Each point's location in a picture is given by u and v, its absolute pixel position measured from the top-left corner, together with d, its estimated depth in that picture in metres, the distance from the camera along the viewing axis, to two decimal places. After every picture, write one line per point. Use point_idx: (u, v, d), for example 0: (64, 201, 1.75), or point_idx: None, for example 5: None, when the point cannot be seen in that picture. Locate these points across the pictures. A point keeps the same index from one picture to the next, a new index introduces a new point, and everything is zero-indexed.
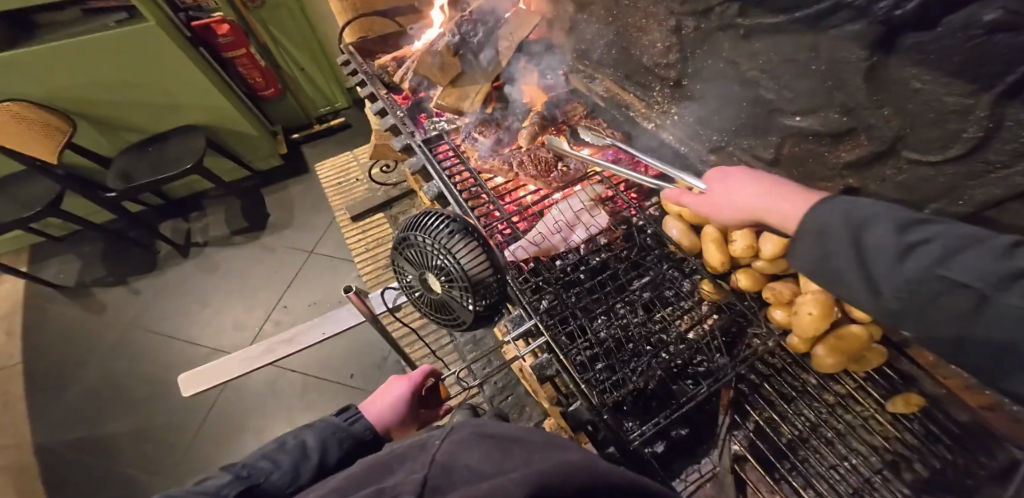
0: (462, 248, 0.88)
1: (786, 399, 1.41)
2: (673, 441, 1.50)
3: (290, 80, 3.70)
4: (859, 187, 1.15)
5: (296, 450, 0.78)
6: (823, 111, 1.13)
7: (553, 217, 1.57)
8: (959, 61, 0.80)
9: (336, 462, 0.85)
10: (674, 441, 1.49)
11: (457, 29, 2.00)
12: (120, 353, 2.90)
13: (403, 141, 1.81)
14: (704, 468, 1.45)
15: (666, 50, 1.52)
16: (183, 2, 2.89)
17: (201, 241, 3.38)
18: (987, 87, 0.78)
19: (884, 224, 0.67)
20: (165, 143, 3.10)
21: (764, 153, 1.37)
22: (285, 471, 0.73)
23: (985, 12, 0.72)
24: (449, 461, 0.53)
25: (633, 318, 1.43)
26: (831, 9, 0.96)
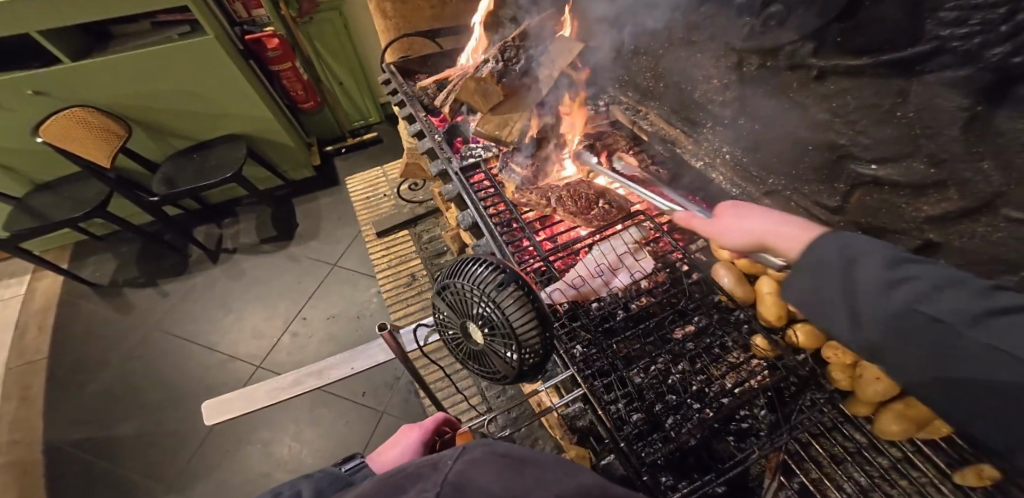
0: (509, 301, 0.87)
1: (835, 461, 1.22)
2: None
3: (329, 94, 3.77)
4: (941, 243, 1.02)
5: None
6: (906, 160, 1.02)
7: (595, 259, 1.50)
8: None
9: None
10: None
11: (500, 56, 1.98)
12: (142, 354, 2.91)
13: (437, 167, 1.78)
14: None
15: (724, 87, 1.50)
16: (240, 16, 3.01)
17: (229, 247, 3.42)
18: None
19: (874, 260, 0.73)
20: (208, 151, 3.18)
21: (829, 200, 1.28)
22: None
23: None
24: (462, 482, 0.55)
25: (675, 370, 1.32)
26: (931, 52, 0.88)
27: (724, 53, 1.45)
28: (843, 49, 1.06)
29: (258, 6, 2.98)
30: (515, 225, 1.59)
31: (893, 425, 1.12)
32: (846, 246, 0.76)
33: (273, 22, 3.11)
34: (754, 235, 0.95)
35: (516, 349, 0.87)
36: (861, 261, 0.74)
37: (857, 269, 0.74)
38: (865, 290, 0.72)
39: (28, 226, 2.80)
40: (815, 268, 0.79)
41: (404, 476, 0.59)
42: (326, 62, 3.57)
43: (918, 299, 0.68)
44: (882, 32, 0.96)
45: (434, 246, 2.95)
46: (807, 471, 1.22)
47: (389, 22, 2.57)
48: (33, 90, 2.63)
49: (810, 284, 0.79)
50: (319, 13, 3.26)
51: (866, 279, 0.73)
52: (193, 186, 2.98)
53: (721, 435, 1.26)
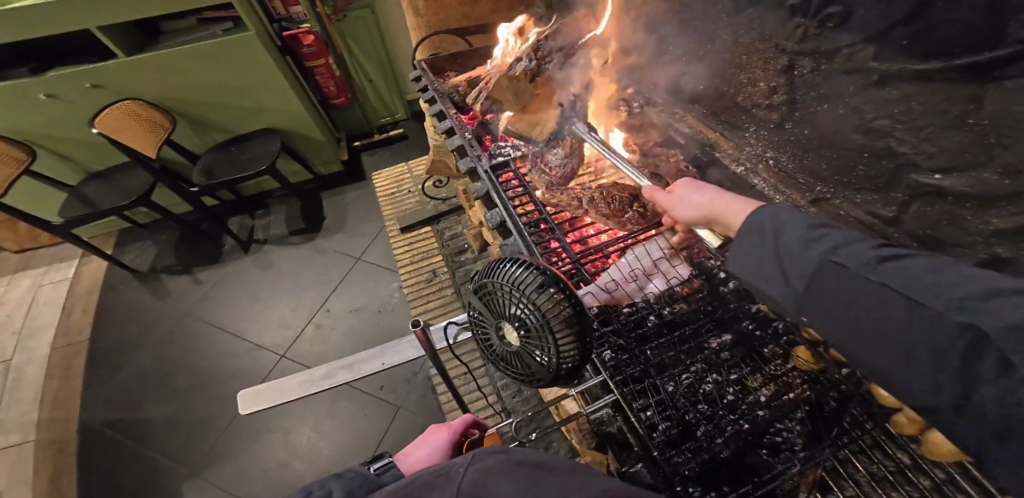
0: (549, 305, 0.84)
1: (877, 480, 1.17)
2: None
3: (360, 91, 3.80)
4: (1012, 259, 0.91)
5: None
6: (974, 171, 0.94)
7: (628, 264, 1.45)
8: None
9: None
10: None
11: (534, 54, 1.93)
12: (178, 340, 3.00)
13: (466, 164, 1.75)
14: None
15: (772, 91, 1.42)
16: (279, 13, 3.07)
17: (261, 238, 3.49)
18: None
19: (796, 225, 0.71)
20: (245, 144, 3.26)
21: (884, 211, 1.17)
22: None
23: None
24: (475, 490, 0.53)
25: (711, 378, 1.28)
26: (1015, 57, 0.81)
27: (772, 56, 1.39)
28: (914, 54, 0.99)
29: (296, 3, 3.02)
30: (544, 225, 1.57)
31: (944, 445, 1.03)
32: (776, 214, 0.75)
33: (311, 20, 3.14)
34: (701, 209, 1.01)
35: (554, 353, 0.85)
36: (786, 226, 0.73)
37: (782, 233, 0.72)
38: (795, 255, 0.69)
39: (79, 214, 2.92)
40: (750, 234, 0.77)
41: (418, 486, 0.57)
42: (360, 61, 3.60)
43: (837, 254, 0.64)
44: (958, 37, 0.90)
45: (455, 243, 2.92)
46: (845, 489, 1.20)
47: (422, 20, 2.57)
48: (90, 83, 2.74)
49: (747, 252, 0.76)
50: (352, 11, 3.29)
51: (793, 246, 0.69)
52: (232, 178, 3.06)
53: (754, 448, 1.24)
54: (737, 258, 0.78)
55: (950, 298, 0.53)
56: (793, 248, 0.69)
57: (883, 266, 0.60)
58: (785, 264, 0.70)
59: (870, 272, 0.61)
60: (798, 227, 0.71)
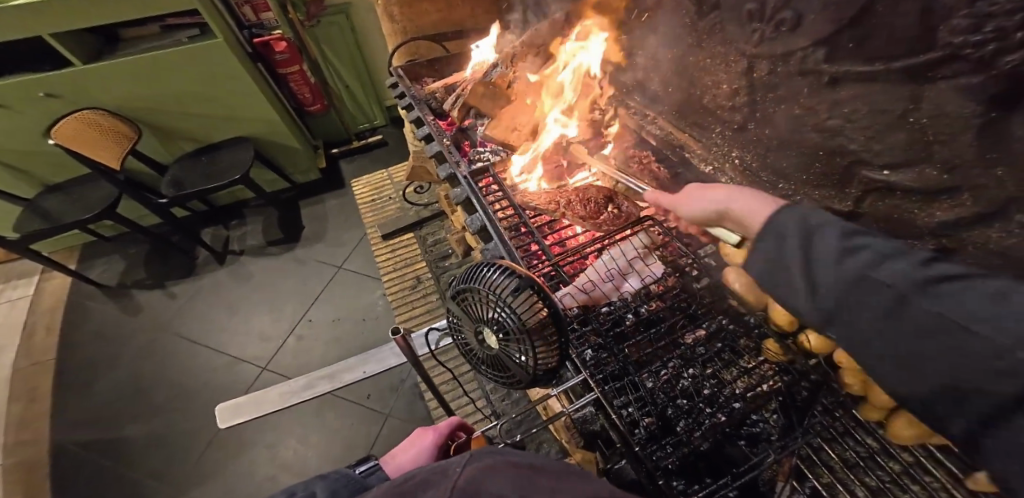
0: (525, 307, 0.87)
1: (849, 467, 1.23)
2: None
3: (335, 97, 3.76)
4: (956, 249, 1.00)
5: None
6: (918, 166, 1.00)
7: (605, 265, 1.48)
8: None
9: None
10: None
11: (510, 61, 2.03)
12: (152, 356, 2.92)
13: (445, 171, 1.77)
14: None
15: (734, 92, 1.48)
16: (248, 19, 3.00)
17: (237, 249, 3.43)
18: None
19: (831, 230, 0.73)
20: (216, 153, 3.20)
21: (840, 206, 1.26)
22: None
23: None
24: (471, 488, 0.55)
25: (688, 372, 1.33)
26: (944, 59, 0.87)
27: (734, 58, 1.43)
28: (857, 55, 1.05)
29: (266, 9, 2.95)
30: (524, 228, 1.62)
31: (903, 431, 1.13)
32: (805, 218, 0.76)
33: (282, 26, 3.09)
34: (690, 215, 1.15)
35: (531, 355, 0.88)
36: (814, 236, 0.74)
37: (815, 240, 0.73)
38: (824, 263, 0.71)
39: (38, 228, 2.82)
40: (769, 240, 0.79)
41: (416, 483, 0.59)
42: (335, 67, 3.57)
43: (877, 270, 0.66)
44: (898, 40, 0.94)
45: (438, 249, 2.93)
46: (820, 476, 1.24)
47: (397, 26, 2.57)
48: (45, 92, 2.65)
49: (766, 256, 0.79)
50: (326, 16, 3.27)
51: (825, 252, 0.71)
52: (203, 188, 2.99)
53: (732, 439, 1.31)
54: (757, 260, 0.80)
55: (969, 303, 0.57)
56: (824, 257, 0.71)
57: (922, 280, 0.62)
58: (818, 274, 0.72)
59: (907, 287, 0.63)
60: (830, 238, 0.72)
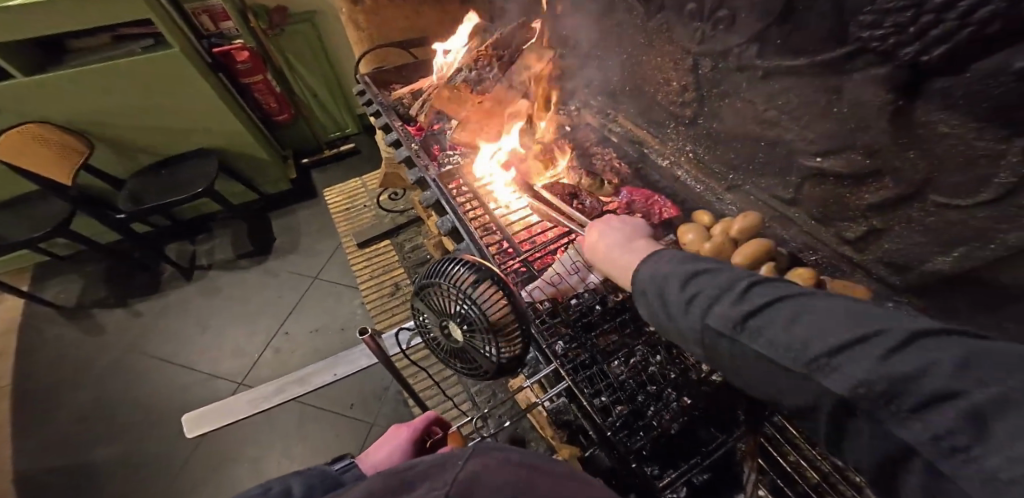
0: (487, 299, 0.91)
1: (812, 442, 1.29)
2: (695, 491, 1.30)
3: (303, 106, 3.72)
4: (886, 229, 1.10)
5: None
6: (845, 152, 1.10)
7: (571, 257, 1.50)
8: (987, 106, 0.79)
9: None
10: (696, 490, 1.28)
11: (473, 65, 2.05)
12: (119, 376, 2.82)
13: (416, 174, 1.80)
14: None
15: (683, 89, 1.56)
16: (206, 28, 2.93)
17: (204, 263, 3.36)
18: (1019, 131, 0.76)
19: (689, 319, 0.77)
20: (175, 166, 3.13)
21: (783, 193, 1.34)
22: None
23: (1014, 59, 0.72)
24: (471, 479, 0.58)
25: (654, 358, 1.39)
26: (856, 52, 0.97)
27: (681, 57, 1.52)
28: (784, 50, 1.14)
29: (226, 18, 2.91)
30: (496, 228, 1.64)
31: None
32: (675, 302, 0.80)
33: (244, 35, 3.04)
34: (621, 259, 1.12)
35: (495, 344, 0.92)
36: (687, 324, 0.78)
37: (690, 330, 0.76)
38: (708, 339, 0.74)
39: None
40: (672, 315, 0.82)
41: (413, 473, 0.61)
42: (302, 77, 3.54)
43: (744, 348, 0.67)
44: (818, 36, 1.04)
45: (417, 255, 2.98)
46: (786, 453, 1.28)
47: (364, 34, 2.57)
48: None
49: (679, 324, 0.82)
50: (289, 25, 3.24)
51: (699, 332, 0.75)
52: (163, 201, 2.91)
53: (702, 422, 1.37)
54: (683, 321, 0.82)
55: (798, 354, 0.58)
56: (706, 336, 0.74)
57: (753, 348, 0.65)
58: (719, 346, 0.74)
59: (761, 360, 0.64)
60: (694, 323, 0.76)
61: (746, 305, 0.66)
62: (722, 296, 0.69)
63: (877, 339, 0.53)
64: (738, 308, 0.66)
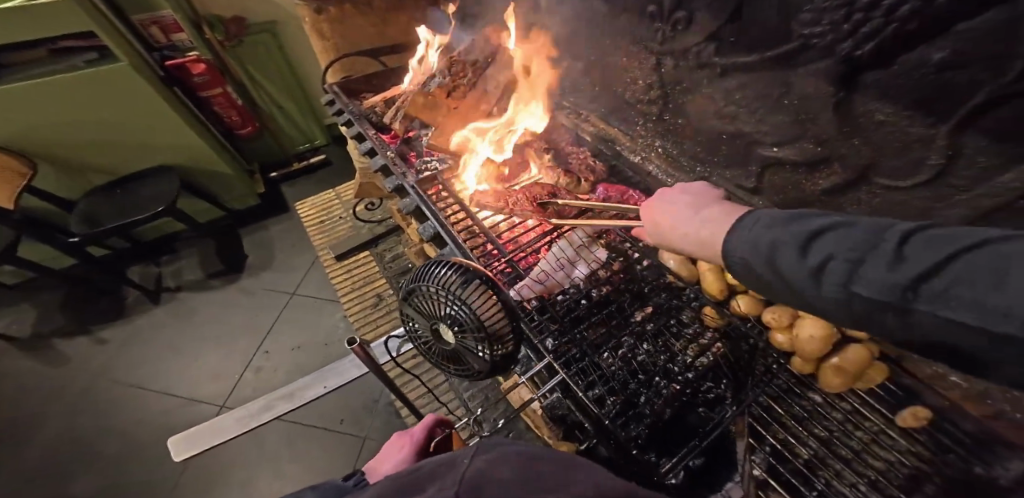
0: (475, 298, 0.93)
1: (798, 420, 1.35)
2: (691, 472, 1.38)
3: (268, 119, 3.62)
4: (839, 212, 1.19)
5: None
6: (799, 142, 1.17)
7: (555, 256, 1.58)
8: (916, 96, 0.88)
9: None
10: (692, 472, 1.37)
11: (446, 71, 2.10)
12: (86, 408, 2.70)
13: (393, 182, 1.76)
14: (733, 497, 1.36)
15: (648, 87, 1.63)
16: (157, 40, 2.79)
17: (172, 285, 3.25)
18: (943, 119, 0.86)
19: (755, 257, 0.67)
20: (131, 186, 2.99)
21: (746, 183, 1.41)
22: None
23: (932, 52, 0.81)
24: (479, 474, 0.60)
25: (641, 347, 1.45)
26: (800, 49, 1.04)
27: (645, 56, 1.58)
28: (737, 47, 1.21)
29: (178, 30, 2.78)
30: (478, 231, 1.66)
31: (835, 380, 1.27)
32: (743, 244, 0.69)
33: (199, 47, 2.92)
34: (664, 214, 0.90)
35: (487, 345, 0.94)
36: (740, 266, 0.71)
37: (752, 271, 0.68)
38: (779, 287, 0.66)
39: None
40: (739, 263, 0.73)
41: (422, 475, 0.64)
42: (266, 90, 3.44)
43: (819, 285, 0.59)
44: (767, 33, 1.11)
45: (398, 264, 2.95)
46: (775, 432, 1.34)
47: (329, 43, 2.53)
48: None
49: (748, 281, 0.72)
50: (249, 37, 3.13)
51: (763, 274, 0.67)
52: (121, 223, 2.79)
53: (692, 406, 1.43)
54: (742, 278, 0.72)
55: (875, 278, 0.54)
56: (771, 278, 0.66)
57: (817, 276, 0.60)
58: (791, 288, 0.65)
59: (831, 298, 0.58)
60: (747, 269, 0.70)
61: (778, 231, 0.64)
62: (751, 233, 0.67)
63: (970, 253, 0.47)
64: (804, 262, 0.61)
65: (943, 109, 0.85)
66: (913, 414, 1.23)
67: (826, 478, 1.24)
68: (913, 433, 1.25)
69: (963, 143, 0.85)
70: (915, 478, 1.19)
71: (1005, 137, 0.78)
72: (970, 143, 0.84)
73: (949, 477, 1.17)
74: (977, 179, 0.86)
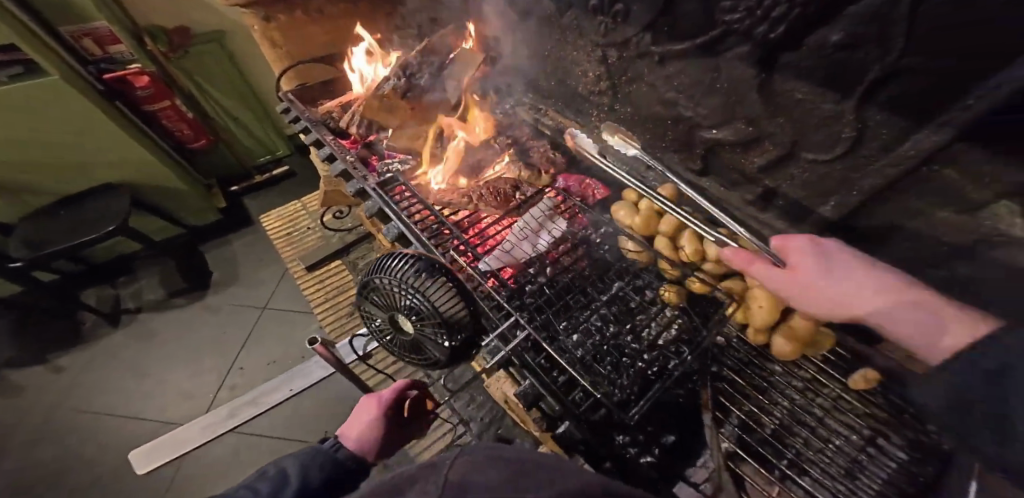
0: (430, 286, 0.97)
1: (761, 391, 1.42)
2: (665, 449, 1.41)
3: (224, 131, 3.52)
4: (775, 187, 1.28)
5: (278, 477, 0.85)
6: (732, 123, 1.25)
7: (521, 229, 1.68)
8: (822, 75, 0.97)
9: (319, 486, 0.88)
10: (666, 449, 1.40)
11: (401, 71, 2.04)
12: (46, 440, 2.57)
13: (354, 186, 1.78)
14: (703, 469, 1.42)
15: (597, 79, 1.69)
16: (92, 53, 2.65)
17: (132, 307, 3.13)
18: (848, 94, 0.95)
19: None
20: (78, 207, 2.85)
21: (693, 165, 1.49)
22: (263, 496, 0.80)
23: (831, 34, 0.90)
24: (462, 482, 0.58)
25: (606, 329, 1.47)
26: (722, 35, 1.12)
27: (591, 49, 1.64)
28: (669, 36, 1.28)
29: (115, 42, 2.65)
30: (444, 230, 1.64)
31: (785, 346, 1.27)
32: None
33: (139, 59, 2.81)
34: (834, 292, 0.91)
35: (445, 331, 0.97)
36: None
37: None
38: None
39: None
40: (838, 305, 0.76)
41: (404, 479, 0.63)
42: (217, 100, 3.31)
43: None
44: (694, 22, 1.18)
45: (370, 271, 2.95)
46: (741, 405, 1.41)
47: (280, 51, 2.48)
48: None
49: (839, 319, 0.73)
50: (194, 47, 2.99)
51: None
52: (69, 245, 2.68)
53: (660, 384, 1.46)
54: None
55: None
56: None
57: None
58: None
59: None
60: None
61: None
62: None
63: None
64: None
65: (848, 85, 0.94)
66: (864, 378, 1.27)
67: (790, 444, 1.33)
68: (868, 395, 1.31)
69: (867, 116, 0.95)
70: (873, 439, 1.27)
71: (904, 110, 0.88)
72: (873, 116, 0.95)
73: (905, 439, 1.25)
74: (882, 150, 0.97)
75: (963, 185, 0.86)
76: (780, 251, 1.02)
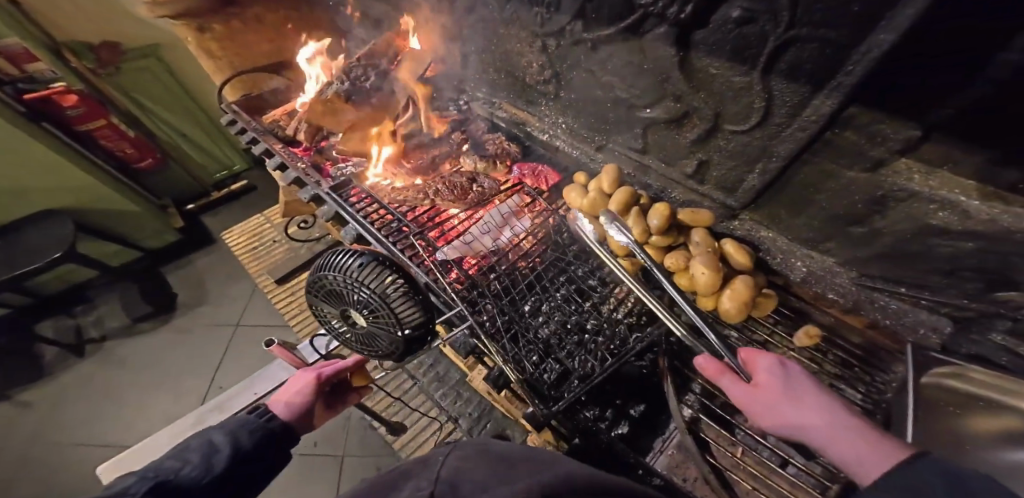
0: (375, 278, 1.05)
1: None
2: (634, 420, 1.48)
3: (170, 147, 3.38)
4: (708, 159, 1.35)
5: (205, 445, 0.78)
6: (663, 102, 1.32)
7: (485, 222, 1.72)
8: (730, 48, 1.05)
9: (252, 448, 0.83)
10: (634, 420, 1.48)
11: (346, 76, 2.10)
12: (11, 481, 2.46)
13: (308, 192, 1.77)
14: (670, 437, 1.45)
15: (540, 68, 1.73)
16: (7, 73, 2.40)
17: (95, 336, 3.01)
18: (754, 65, 1.03)
19: None
20: (20, 234, 2.71)
21: (635, 144, 1.55)
22: (197, 464, 0.75)
23: (731, 10, 0.98)
24: (452, 473, 0.63)
25: (567, 309, 1.53)
26: (641, 19, 1.18)
27: (531, 39, 1.67)
28: (597, 22, 1.33)
29: (32, 58, 2.46)
30: (403, 228, 1.67)
31: (730, 307, 1.32)
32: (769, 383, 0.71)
33: (64, 76, 2.64)
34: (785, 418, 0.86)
35: (396, 320, 1.04)
36: None
37: None
38: None
39: None
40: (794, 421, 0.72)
41: (402, 476, 0.68)
42: (159, 115, 3.19)
43: None
44: (616, 7, 1.24)
45: None
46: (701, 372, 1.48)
47: (221, 62, 2.44)
48: None
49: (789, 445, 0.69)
50: (127, 61, 2.87)
51: None
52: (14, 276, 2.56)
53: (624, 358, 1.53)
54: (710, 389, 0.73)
55: None
56: None
57: None
58: None
59: None
60: None
61: None
62: None
63: None
64: None
65: (752, 56, 1.02)
66: (808, 334, 1.31)
67: None
68: (821, 353, 1.35)
69: (772, 84, 1.03)
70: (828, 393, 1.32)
71: (800, 76, 0.97)
72: (777, 84, 1.02)
73: (857, 387, 1.27)
74: (791, 115, 1.05)
75: (859, 144, 0.98)
76: (747, 365, 0.96)
